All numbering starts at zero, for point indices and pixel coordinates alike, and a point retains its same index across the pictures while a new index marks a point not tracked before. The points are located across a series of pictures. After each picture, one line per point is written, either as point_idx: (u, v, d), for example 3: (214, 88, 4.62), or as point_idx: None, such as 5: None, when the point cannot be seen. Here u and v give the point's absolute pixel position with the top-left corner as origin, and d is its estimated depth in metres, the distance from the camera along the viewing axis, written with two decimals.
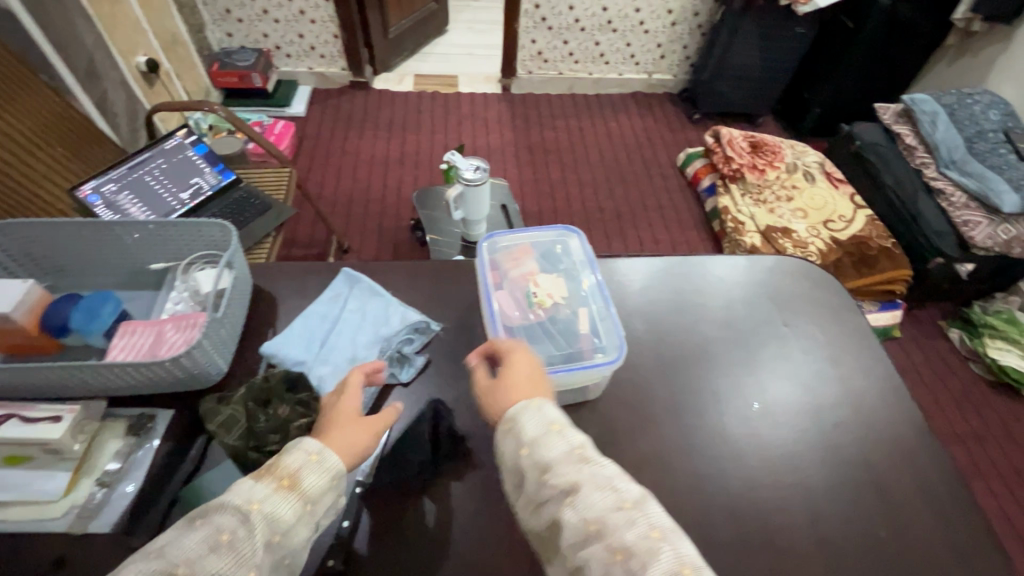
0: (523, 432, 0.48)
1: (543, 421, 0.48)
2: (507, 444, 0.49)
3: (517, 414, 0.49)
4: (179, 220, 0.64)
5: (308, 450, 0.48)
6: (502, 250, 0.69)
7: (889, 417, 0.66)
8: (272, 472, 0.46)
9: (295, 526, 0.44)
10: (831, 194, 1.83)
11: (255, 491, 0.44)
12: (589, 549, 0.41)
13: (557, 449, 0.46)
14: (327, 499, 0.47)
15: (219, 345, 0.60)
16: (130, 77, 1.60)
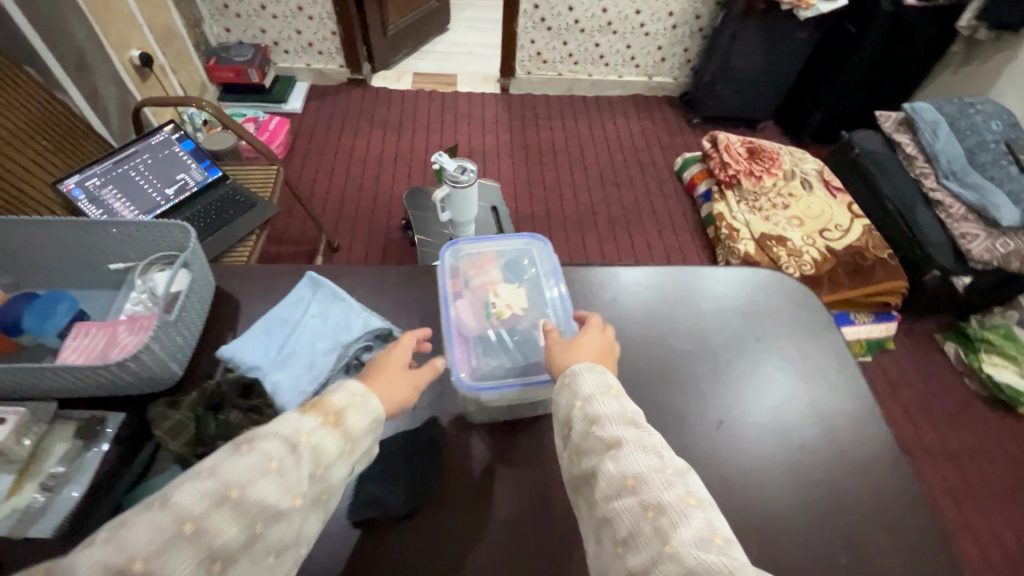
0: (580, 389, 0.54)
1: (603, 384, 0.54)
2: (563, 397, 0.55)
3: (578, 371, 0.56)
4: (138, 222, 0.62)
5: (354, 393, 0.51)
6: (466, 258, 0.70)
7: (858, 438, 0.65)
8: (318, 410, 0.49)
9: (337, 461, 0.47)
10: (829, 202, 1.79)
11: (303, 423, 0.47)
12: (622, 500, 0.47)
13: (609, 409, 0.52)
14: (366, 441, 0.51)
15: (172, 349, 0.58)
16: (123, 71, 1.60)
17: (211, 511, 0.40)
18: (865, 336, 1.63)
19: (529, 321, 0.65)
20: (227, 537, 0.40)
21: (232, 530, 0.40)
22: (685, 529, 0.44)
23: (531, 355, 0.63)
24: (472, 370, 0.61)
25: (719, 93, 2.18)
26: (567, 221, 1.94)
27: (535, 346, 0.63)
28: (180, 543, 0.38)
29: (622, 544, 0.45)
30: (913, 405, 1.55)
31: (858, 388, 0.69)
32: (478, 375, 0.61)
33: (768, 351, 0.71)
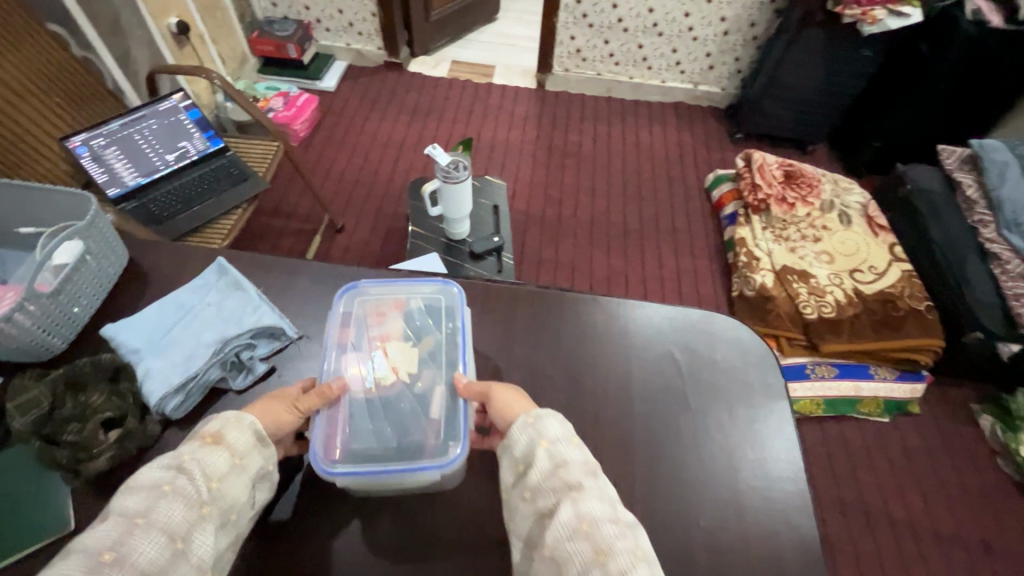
0: (545, 430, 0.52)
1: (564, 430, 0.52)
2: (523, 437, 0.52)
3: (544, 414, 0.53)
4: (42, 187, 0.64)
5: (228, 417, 0.53)
6: (368, 302, 0.66)
7: (771, 528, 0.57)
8: (194, 439, 0.51)
9: (229, 474, 0.49)
10: (867, 241, 1.63)
11: (181, 450, 0.49)
12: (574, 543, 0.45)
13: (573, 455, 0.51)
14: (258, 453, 0.52)
15: (49, 322, 0.58)
16: (159, 37, 1.66)
17: (124, 537, 0.41)
18: (883, 395, 1.45)
19: (418, 388, 0.60)
20: (150, 556, 0.42)
21: (154, 547, 0.42)
22: None
23: (413, 429, 0.57)
24: (345, 442, 0.57)
25: (766, 109, 2.01)
26: (578, 227, 1.85)
27: (419, 421, 0.58)
28: (104, 570, 0.39)
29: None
30: (928, 481, 1.37)
31: (787, 470, 0.61)
32: (349, 450, 0.56)
33: (695, 412, 0.64)
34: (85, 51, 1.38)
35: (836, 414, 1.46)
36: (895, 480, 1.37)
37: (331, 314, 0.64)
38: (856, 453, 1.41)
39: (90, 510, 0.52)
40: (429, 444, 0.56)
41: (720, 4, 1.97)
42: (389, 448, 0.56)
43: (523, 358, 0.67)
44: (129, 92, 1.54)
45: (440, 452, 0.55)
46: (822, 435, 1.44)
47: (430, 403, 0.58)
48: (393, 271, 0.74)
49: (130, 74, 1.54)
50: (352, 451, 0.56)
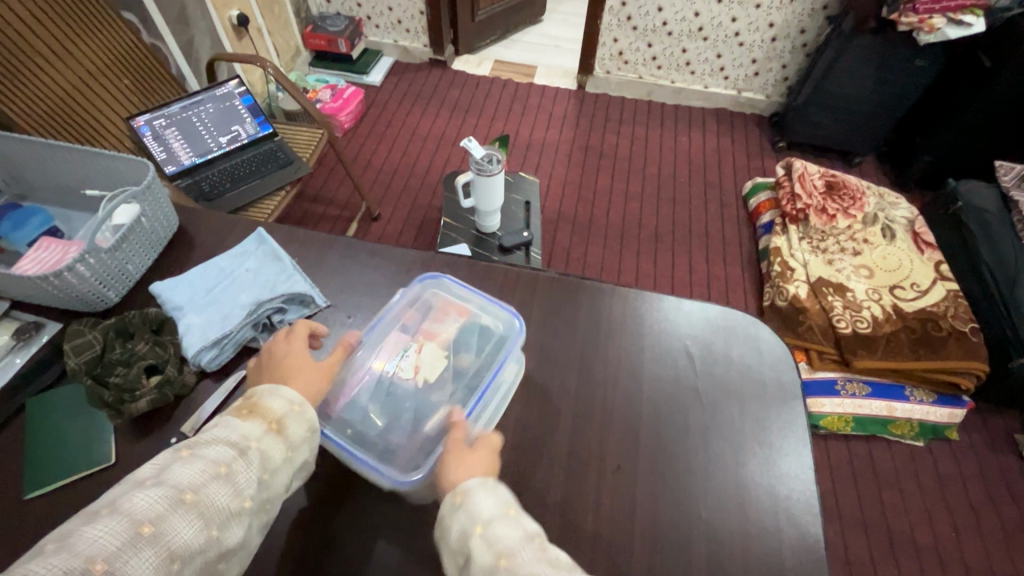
0: (478, 511, 0.45)
1: (501, 503, 0.46)
2: (456, 524, 0.45)
3: (474, 489, 0.47)
4: (102, 153, 0.70)
5: (291, 400, 0.51)
6: (440, 298, 0.66)
7: (773, 523, 0.57)
8: (259, 418, 0.49)
9: (281, 468, 0.48)
10: (911, 256, 1.58)
11: (249, 431, 0.47)
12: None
13: (511, 535, 0.43)
14: (307, 449, 0.51)
15: (104, 276, 0.64)
16: (221, 28, 1.76)
17: (167, 514, 0.40)
18: (919, 417, 1.39)
19: (425, 398, 0.59)
20: (185, 538, 0.40)
21: (189, 530, 0.41)
22: None
23: (399, 432, 0.57)
24: (342, 405, 0.58)
25: (812, 118, 1.96)
26: (608, 228, 1.84)
27: (407, 428, 0.57)
28: (140, 544, 0.38)
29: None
30: (962, 511, 1.30)
31: (795, 469, 0.60)
32: (340, 413, 0.58)
33: (705, 405, 0.64)
34: (154, 39, 1.48)
35: (866, 434, 1.41)
36: (925, 507, 1.31)
37: (401, 290, 0.66)
38: (885, 475, 1.35)
39: (126, 448, 0.57)
40: (399, 455, 0.56)
41: (769, 9, 1.93)
42: (367, 434, 0.57)
43: (537, 341, 0.69)
44: (190, 78, 1.64)
45: (400, 469, 0.54)
46: (849, 455, 1.38)
47: (426, 420, 0.57)
48: (419, 251, 0.77)
49: (192, 62, 1.64)
50: (343, 418, 0.57)
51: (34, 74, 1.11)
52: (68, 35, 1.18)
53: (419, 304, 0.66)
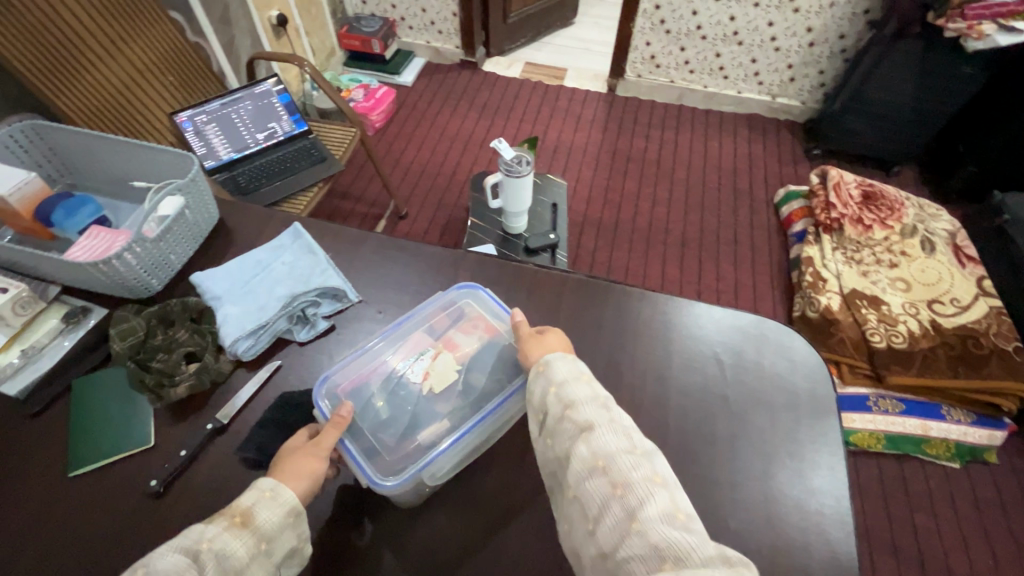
0: (554, 375, 0.54)
1: (574, 369, 0.55)
2: (538, 386, 0.54)
3: (552, 358, 0.55)
4: (150, 146, 0.73)
5: (263, 488, 0.49)
6: (472, 311, 0.67)
7: (802, 538, 0.55)
8: (222, 516, 0.46)
9: (249, 564, 0.45)
10: (951, 270, 1.52)
11: (207, 530, 0.44)
12: (592, 481, 0.46)
13: (581, 393, 0.52)
14: (285, 537, 0.48)
15: (148, 265, 0.66)
16: (261, 27, 1.80)
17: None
18: (956, 437, 1.34)
19: (427, 405, 0.59)
20: None
21: None
22: (652, 506, 0.43)
23: (392, 433, 0.57)
24: (351, 392, 0.59)
25: (848, 126, 1.91)
26: (635, 232, 1.83)
27: (399, 431, 0.57)
28: None
29: (593, 522, 0.45)
30: (1000, 539, 1.25)
31: (828, 485, 0.59)
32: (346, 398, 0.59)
33: (734, 414, 0.63)
34: (198, 37, 1.53)
35: (899, 452, 1.35)
36: (959, 532, 1.26)
37: (438, 294, 0.68)
38: (917, 497, 1.30)
39: (165, 431, 0.59)
40: (385, 457, 0.55)
41: (808, 14, 1.89)
42: (360, 428, 0.57)
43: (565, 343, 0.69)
44: (230, 76, 1.69)
45: (380, 471, 0.54)
46: (879, 474, 1.34)
47: (421, 429, 0.57)
48: (449, 248, 0.78)
49: (232, 59, 1.69)
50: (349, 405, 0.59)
51: (87, 68, 1.16)
52: (122, 32, 1.24)
53: (451, 312, 0.67)
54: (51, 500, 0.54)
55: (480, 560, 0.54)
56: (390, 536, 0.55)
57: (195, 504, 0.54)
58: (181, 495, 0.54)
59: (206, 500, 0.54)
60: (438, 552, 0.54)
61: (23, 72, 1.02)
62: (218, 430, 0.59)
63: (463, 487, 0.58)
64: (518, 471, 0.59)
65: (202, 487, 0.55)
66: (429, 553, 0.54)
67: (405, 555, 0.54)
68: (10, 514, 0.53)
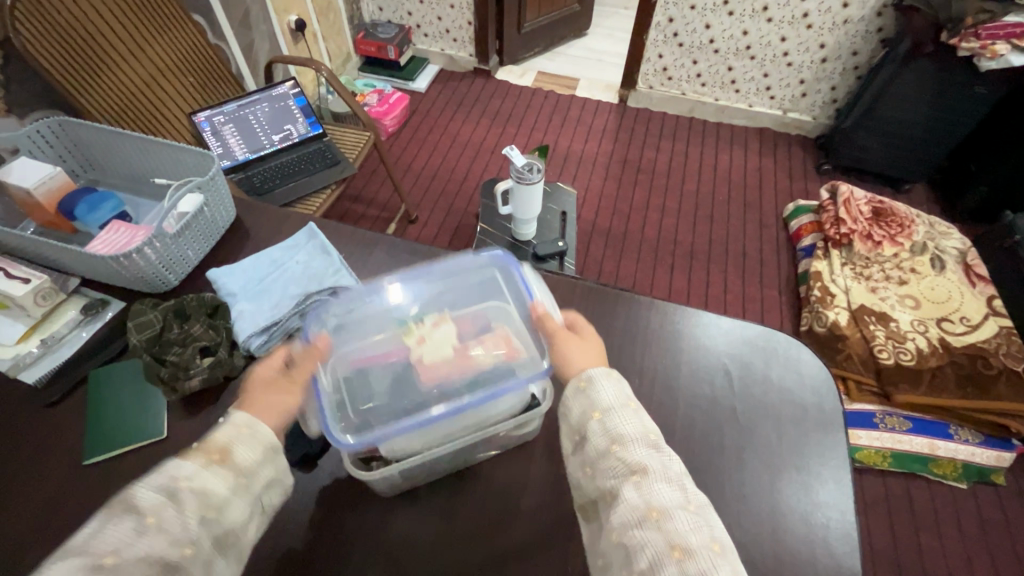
0: (597, 398, 0.49)
1: (620, 395, 0.50)
2: (576, 405, 0.50)
3: (595, 375, 0.51)
4: (171, 144, 0.75)
5: (238, 423, 0.47)
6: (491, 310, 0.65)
7: (809, 552, 0.55)
8: (199, 451, 0.45)
9: (230, 500, 0.44)
10: (961, 289, 1.52)
11: (183, 468, 0.43)
12: (643, 531, 0.42)
13: (630, 426, 0.48)
14: (264, 471, 0.47)
15: (167, 259, 0.68)
16: (279, 32, 1.84)
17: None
18: (963, 457, 1.32)
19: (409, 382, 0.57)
20: None
21: None
22: None
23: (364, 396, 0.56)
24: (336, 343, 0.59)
25: (860, 142, 1.91)
26: (643, 242, 1.83)
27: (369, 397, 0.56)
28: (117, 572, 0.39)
29: None
30: (1009, 562, 1.22)
31: (835, 499, 0.59)
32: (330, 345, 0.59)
33: (741, 425, 0.64)
34: (218, 40, 1.56)
35: (905, 471, 1.34)
36: (966, 554, 1.24)
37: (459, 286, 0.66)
38: (923, 517, 1.29)
39: (177, 424, 0.60)
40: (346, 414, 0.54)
41: (821, 30, 1.90)
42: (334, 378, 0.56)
43: None
44: (248, 78, 1.72)
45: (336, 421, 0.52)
46: (885, 492, 1.33)
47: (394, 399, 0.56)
48: None
49: (251, 62, 1.72)
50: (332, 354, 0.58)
51: (109, 67, 1.19)
52: (144, 33, 1.27)
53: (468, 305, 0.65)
54: (65, 488, 0.55)
55: (485, 561, 0.54)
56: (396, 536, 0.56)
57: None
58: None
59: None
60: (442, 551, 0.55)
61: (48, 69, 1.05)
62: None
63: (470, 489, 0.59)
64: (524, 475, 0.60)
65: None
66: (434, 549, 0.55)
67: (410, 552, 0.55)
68: (23, 502, 0.54)
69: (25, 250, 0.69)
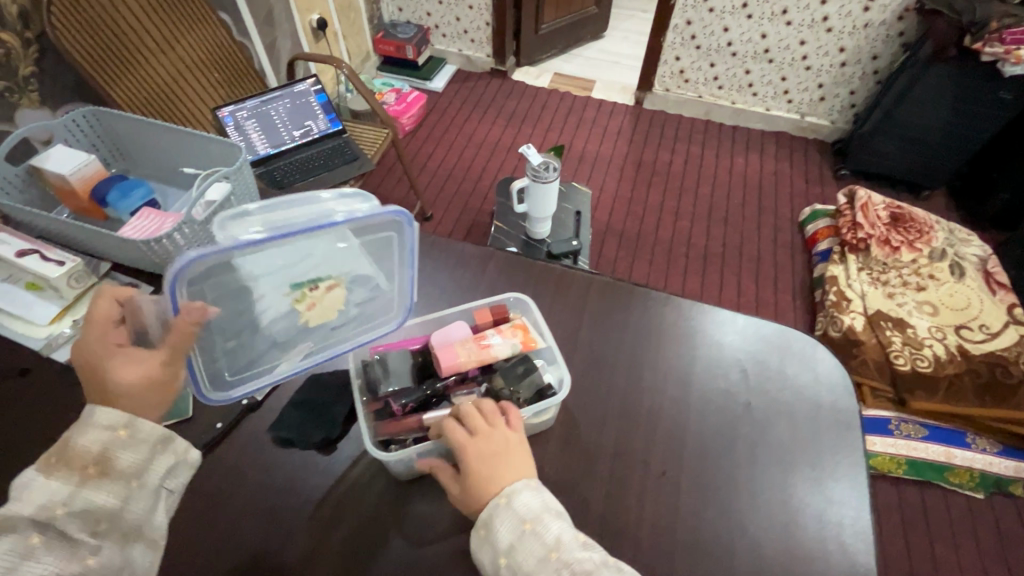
0: (497, 540, 0.48)
1: (515, 520, 0.48)
2: (485, 553, 0.49)
3: (492, 514, 0.48)
4: (200, 135, 0.78)
5: (115, 426, 0.46)
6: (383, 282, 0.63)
7: (820, 548, 0.55)
8: (71, 466, 0.45)
9: (123, 507, 0.45)
10: (981, 297, 1.49)
11: (59, 491, 0.44)
12: None
13: (529, 554, 0.46)
14: (148, 470, 0.47)
15: (194, 245, 0.70)
16: (301, 30, 1.87)
17: None
18: (980, 467, 1.30)
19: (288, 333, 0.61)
20: None
21: None
22: None
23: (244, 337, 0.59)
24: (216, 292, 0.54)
25: (877, 147, 1.89)
26: (657, 244, 1.83)
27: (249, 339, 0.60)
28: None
29: None
30: None
31: (848, 497, 0.59)
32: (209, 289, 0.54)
33: (755, 420, 0.64)
34: (242, 37, 1.59)
35: (920, 479, 1.32)
36: (981, 565, 1.22)
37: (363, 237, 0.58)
38: (937, 527, 1.27)
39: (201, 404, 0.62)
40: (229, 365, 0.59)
41: (841, 34, 1.89)
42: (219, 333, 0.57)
43: (587, 341, 0.70)
44: (270, 75, 1.75)
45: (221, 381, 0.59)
46: (898, 499, 1.31)
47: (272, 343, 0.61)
48: (480, 247, 0.80)
49: (273, 59, 1.76)
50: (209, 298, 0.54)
51: (138, 63, 1.22)
52: (173, 31, 1.30)
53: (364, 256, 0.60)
54: None
55: None
56: (411, 516, 0.57)
57: (228, 471, 0.59)
58: (215, 460, 0.60)
59: (240, 470, 0.59)
60: (455, 532, 0.56)
61: (80, 62, 1.08)
62: (251, 407, 0.64)
63: None
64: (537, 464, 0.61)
65: (238, 457, 0.60)
66: (447, 531, 0.56)
67: (423, 534, 0.56)
68: None
69: (60, 234, 0.72)
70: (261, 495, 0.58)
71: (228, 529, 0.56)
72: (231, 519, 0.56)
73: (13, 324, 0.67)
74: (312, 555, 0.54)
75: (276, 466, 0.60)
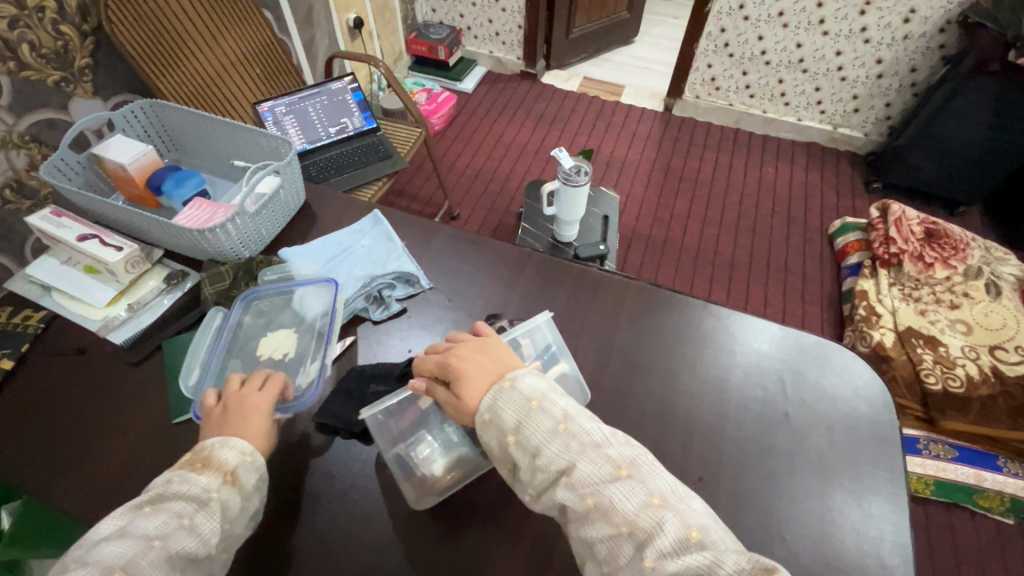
0: (503, 422, 0.50)
1: (519, 399, 0.50)
2: (490, 438, 0.51)
3: (495, 402, 0.51)
4: (250, 129, 0.80)
5: (243, 449, 0.51)
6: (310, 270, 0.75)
7: (859, 561, 0.55)
8: (212, 470, 0.49)
9: (239, 516, 0.49)
10: (1018, 317, 1.46)
11: (207, 484, 0.48)
12: (591, 525, 0.45)
13: (537, 430, 0.49)
14: (258, 497, 0.51)
15: (243, 234, 0.73)
16: (339, 29, 1.91)
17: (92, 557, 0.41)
18: (1012, 491, 1.26)
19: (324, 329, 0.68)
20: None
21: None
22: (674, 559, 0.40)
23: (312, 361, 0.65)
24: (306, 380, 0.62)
25: (911, 160, 1.86)
26: (682, 250, 1.83)
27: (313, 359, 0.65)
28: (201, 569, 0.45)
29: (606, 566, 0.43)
30: None
31: (887, 513, 0.58)
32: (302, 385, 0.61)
33: (793, 431, 0.64)
34: (283, 35, 1.63)
35: (948, 500, 1.29)
36: None
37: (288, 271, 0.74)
38: (966, 549, 1.23)
39: None
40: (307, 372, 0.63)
41: (879, 45, 1.87)
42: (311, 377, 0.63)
43: (623, 344, 0.71)
44: (307, 72, 1.79)
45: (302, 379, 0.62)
46: (925, 521, 1.28)
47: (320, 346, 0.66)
48: (517, 247, 0.82)
49: (311, 57, 1.80)
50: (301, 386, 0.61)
51: (185, 56, 1.26)
52: (220, 27, 1.34)
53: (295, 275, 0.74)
54: (148, 438, 0.60)
55: (529, 542, 0.56)
56: (448, 511, 0.58)
57: (276, 457, 0.62)
58: None
59: (287, 456, 0.62)
60: (492, 528, 0.57)
61: (133, 56, 1.11)
62: None
63: None
64: None
65: (285, 443, 0.63)
66: (484, 526, 0.57)
67: (459, 527, 0.57)
68: (112, 447, 0.59)
69: (116, 220, 0.75)
70: (307, 482, 0.60)
71: (280, 514, 0.58)
72: (280, 502, 0.59)
73: (73, 304, 0.71)
74: (356, 542, 0.56)
75: (322, 453, 0.62)
